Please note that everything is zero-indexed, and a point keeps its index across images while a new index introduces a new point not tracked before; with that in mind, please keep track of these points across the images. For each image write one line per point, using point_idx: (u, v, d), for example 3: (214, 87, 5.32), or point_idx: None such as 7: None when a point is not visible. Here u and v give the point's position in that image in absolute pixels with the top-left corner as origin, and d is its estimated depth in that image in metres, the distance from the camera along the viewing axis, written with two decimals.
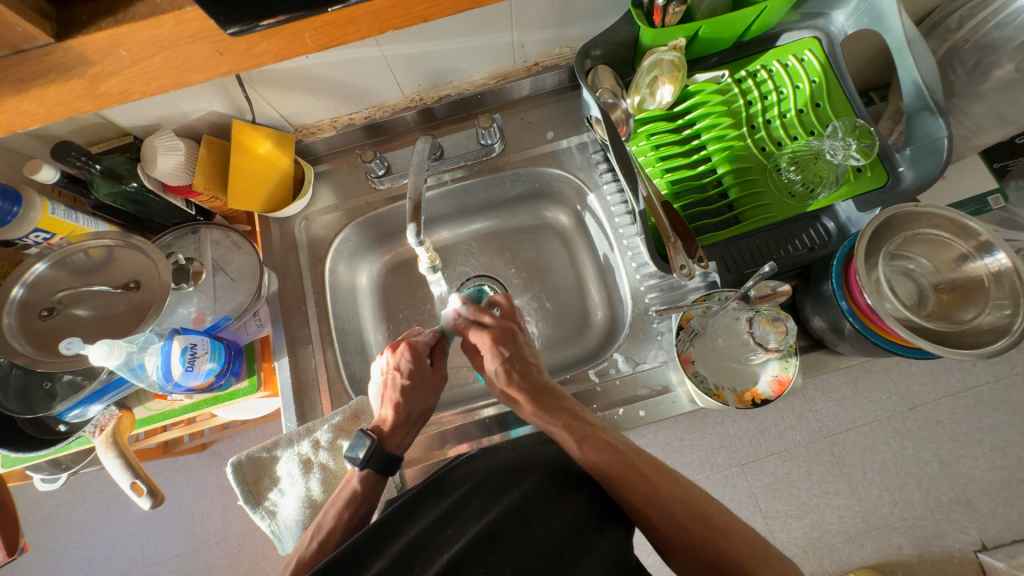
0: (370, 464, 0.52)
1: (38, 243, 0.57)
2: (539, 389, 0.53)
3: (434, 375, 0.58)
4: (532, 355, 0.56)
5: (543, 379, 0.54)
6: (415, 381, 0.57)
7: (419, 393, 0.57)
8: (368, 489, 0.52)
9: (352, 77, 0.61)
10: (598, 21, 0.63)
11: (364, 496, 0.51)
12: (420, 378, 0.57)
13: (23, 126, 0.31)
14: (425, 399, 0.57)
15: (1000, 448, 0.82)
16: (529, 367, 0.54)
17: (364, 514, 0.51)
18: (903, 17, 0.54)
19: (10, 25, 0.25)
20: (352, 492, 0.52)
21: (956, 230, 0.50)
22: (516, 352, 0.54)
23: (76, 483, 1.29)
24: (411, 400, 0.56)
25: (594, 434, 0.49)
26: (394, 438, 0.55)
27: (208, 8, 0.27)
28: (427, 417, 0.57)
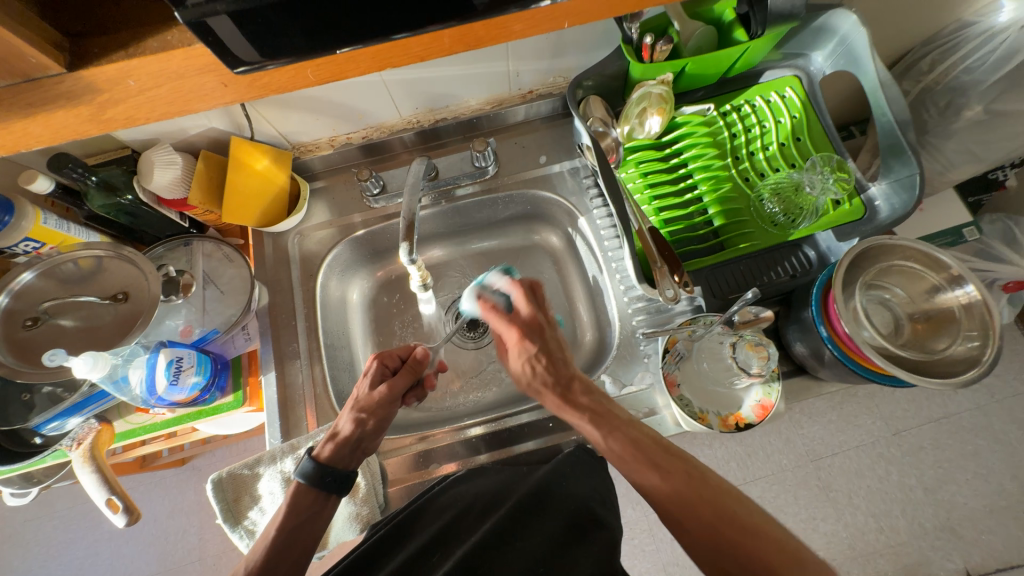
0: (308, 479, 0.51)
1: (27, 252, 0.57)
2: (564, 380, 0.54)
3: (388, 390, 0.55)
4: (559, 347, 0.57)
5: (569, 372, 0.55)
6: (369, 409, 0.54)
7: (371, 413, 0.54)
8: (307, 500, 0.51)
9: (352, 99, 0.63)
10: (590, 54, 0.66)
11: (305, 507, 0.50)
12: (373, 403, 0.54)
13: (28, 146, 0.29)
14: (374, 417, 0.54)
15: (982, 475, 0.84)
16: (560, 360, 0.55)
17: (309, 528, 0.50)
18: (875, 61, 0.57)
19: (24, 55, 0.24)
20: (291, 504, 0.50)
21: (927, 262, 0.52)
22: (543, 346, 0.56)
23: (46, 498, 1.24)
24: (359, 421, 0.53)
25: (622, 425, 0.50)
26: (327, 454, 0.52)
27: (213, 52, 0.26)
28: (381, 430, 0.54)
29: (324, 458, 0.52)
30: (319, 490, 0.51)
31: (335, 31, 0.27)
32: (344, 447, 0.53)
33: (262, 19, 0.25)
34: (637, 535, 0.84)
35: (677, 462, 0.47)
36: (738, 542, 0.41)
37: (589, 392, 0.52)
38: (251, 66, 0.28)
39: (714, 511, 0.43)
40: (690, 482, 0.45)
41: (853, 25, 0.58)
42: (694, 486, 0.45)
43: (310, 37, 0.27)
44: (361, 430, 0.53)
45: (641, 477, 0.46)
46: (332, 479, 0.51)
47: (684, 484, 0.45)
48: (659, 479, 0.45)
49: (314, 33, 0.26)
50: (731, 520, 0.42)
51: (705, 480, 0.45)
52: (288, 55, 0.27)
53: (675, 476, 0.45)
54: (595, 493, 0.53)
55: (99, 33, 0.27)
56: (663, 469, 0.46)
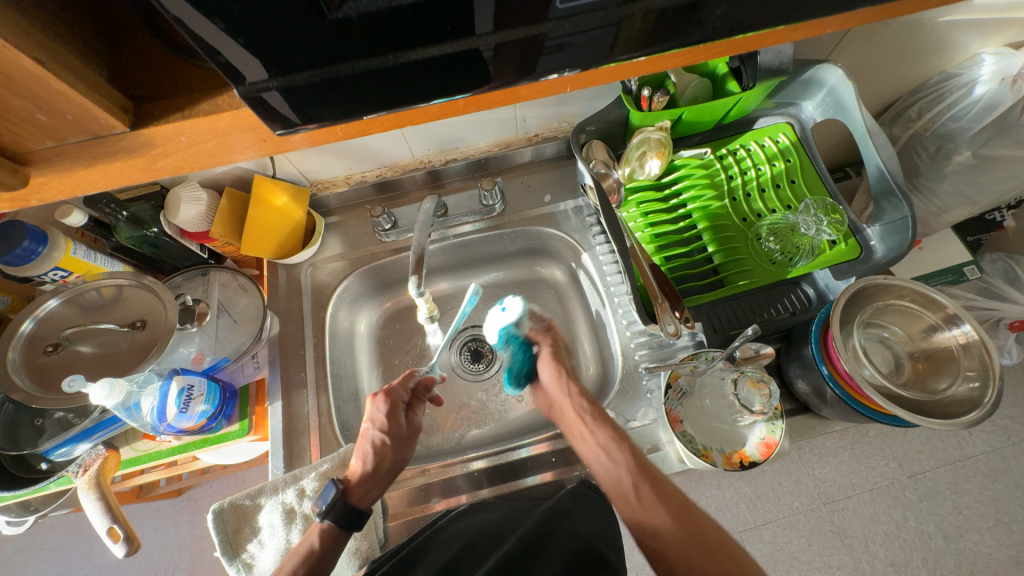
0: (332, 514, 0.50)
1: (54, 280, 0.60)
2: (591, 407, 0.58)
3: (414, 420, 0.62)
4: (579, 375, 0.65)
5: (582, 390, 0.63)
6: (393, 441, 0.58)
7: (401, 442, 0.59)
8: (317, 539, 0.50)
9: (370, 142, 0.67)
10: (593, 102, 0.70)
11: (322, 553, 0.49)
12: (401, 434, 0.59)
13: (85, 192, 0.32)
14: (403, 447, 0.59)
15: (1004, 523, 0.82)
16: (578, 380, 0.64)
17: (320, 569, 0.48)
18: (863, 112, 0.60)
19: (95, 117, 0.28)
20: (306, 542, 0.50)
21: (923, 302, 0.53)
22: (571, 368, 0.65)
23: (38, 528, 1.22)
24: (393, 452, 0.58)
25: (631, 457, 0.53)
26: (359, 491, 0.53)
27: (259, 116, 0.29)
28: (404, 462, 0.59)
29: (356, 496, 0.53)
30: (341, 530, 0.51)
31: (364, 99, 0.30)
32: (375, 481, 0.55)
33: (308, 93, 0.28)
34: None
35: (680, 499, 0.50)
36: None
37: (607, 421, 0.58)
38: (287, 129, 0.31)
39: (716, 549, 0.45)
40: (688, 521, 0.47)
41: (839, 79, 0.62)
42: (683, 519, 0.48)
43: (344, 104, 0.30)
44: (392, 461, 0.57)
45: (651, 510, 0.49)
46: (360, 515, 0.52)
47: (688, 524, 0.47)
48: (666, 515, 0.48)
49: (351, 103, 0.30)
50: (733, 558, 0.44)
51: (692, 514, 0.48)
52: (324, 120, 0.31)
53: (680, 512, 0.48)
54: (601, 532, 0.52)
55: (158, 97, 0.30)
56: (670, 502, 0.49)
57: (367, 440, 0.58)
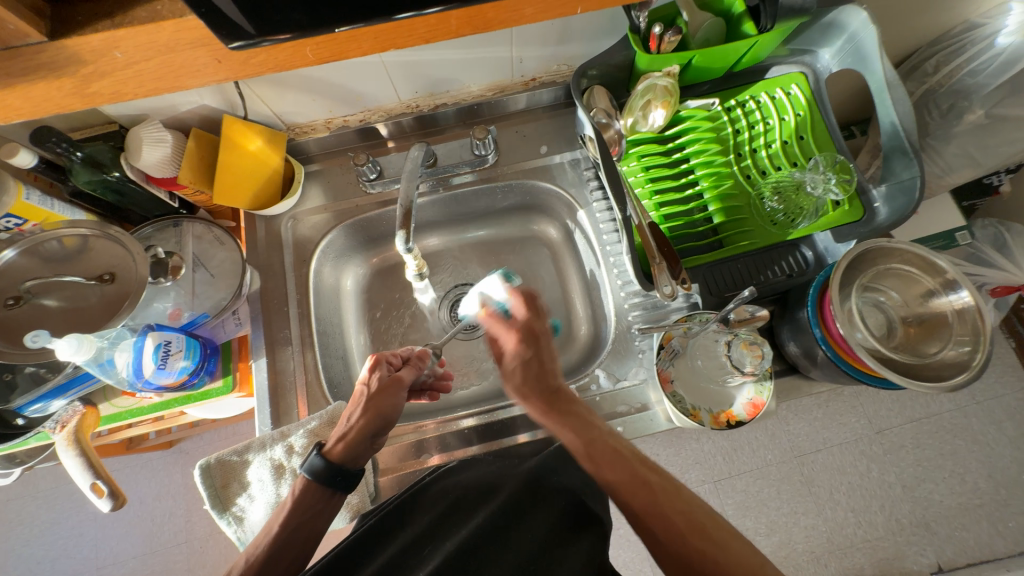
0: (313, 475, 0.49)
1: (6, 229, 0.54)
2: (552, 391, 0.54)
3: (394, 378, 0.55)
4: (551, 360, 0.57)
5: (557, 384, 0.55)
6: (372, 400, 0.53)
7: (382, 401, 0.53)
8: (310, 497, 0.49)
9: (350, 81, 0.61)
10: (596, 42, 0.64)
11: (311, 508, 0.49)
12: (377, 393, 0.53)
13: (7, 119, 0.28)
14: (379, 408, 0.52)
15: (959, 475, 0.87)
16: (547, 370, 0.55)
17: (314, 527, 0.49)
18: (883, 60, 0.56)
19: (2, 21, 0.23)
20: (295, 500, 0.49)
21: (924, 266, 0.52)
22: (537, 355, 0.56)
23: (29, 478, 1.23)
24: (367, 412, 0.52)
25: (599, 439, 0.49)
26: (338, 451, 0.51)
27: (207, 24, 0.25)
28: (390, 419, 0.53)
29: (335, 456, 0.50)
30: (324, 488, 0.50)
31: (336, 8, 0.26)
32: (356, 442, 0.51)
33: None
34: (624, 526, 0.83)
35: (650, 473, 0.47)
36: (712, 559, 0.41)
37: (572, 402, 0.53)
38: (247, 42, 0.27)
39: (688, 524, 0.43)
40: (664, 497, 0.45)
41: (862, 23, 0.57)
42: (669, 498, 0.45)
43: (309, 13, 0.26)
44: (368, 423, 0.52)
45: (621, 491, 0.46)
46: (342, 477, 0.50)
47: (653, 498, 0.45)
48: (638, 493, 0.45)
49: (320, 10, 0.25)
50: (715, 522, 0.43)
51: (679, 493, 0.45)
52: (288, 32, 0.27)
53: (651, 489, 0.45)
54: (586, 487, 0.53)
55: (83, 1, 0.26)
56: (635, 480, 0.46)
57: (355, 400, 0.54)
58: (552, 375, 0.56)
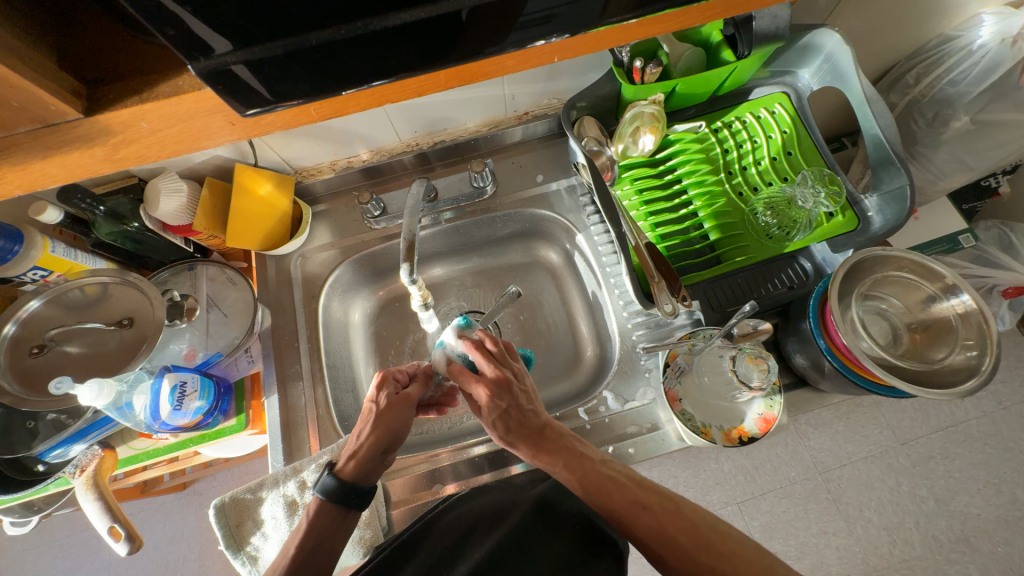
0: (325, 494, 0.50)
1: (34, 280, 0.58)
2: (536, 432, 0.50)
3: (401, 397, 0.54)
4: (529, 400, 0.51)
5: (541, 422, 0.51)
6: (381, 418, 0.52)
7: (391, 419, 0.53)
8: (325, 518, 0.50)
9: (353, 126, 0.65)
10: (583, 76, 0.68)
11: (325, 527, 0.50)
12: (385, 411, 0.53)
13: (43, 186, 0.31)
14: (388, 426, 0.52)
15: (994, 485, 0.84)
16: (527, 411, 0.50)
17: (328, 548, 0.49)
18: (860, 78, 0.58)
19: (44, 103, 0.26)
20: (312, 520, 0.50)
21: (922, 273, 0.52)
22: (512, 401, 0.50)
23: (46, 527, 1.23)
24: (376, 430, 0.52)
25: (593, 471, 0.47)
26: (349, 471, 0.51)
27: (224, 96, 0.28)
28: (399, 439, 0.53)
29: (347, 475, 0.51)
30: (337, 506, 0.51)
31: (339, 73, 0.28)
32: (366, 461, 0.51)
33: (270, 66, 0.26)
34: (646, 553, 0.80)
35: (637, 481, 0.47)
36: (715, 554, 0.42)
37: (562, 438, 0.50)
38: (263, 108, 0.29)
39: (683, 528, 0.43)
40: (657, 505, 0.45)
41: (836, 44, 0.60)
42: (671, 517, 0.44)
43: (314, 80, 0.28)
44: (377, 442, 0.52)
45: (613, 507, 0.46)
46: (355, 496, 0.51)
47: (647, 506, 0.45)
48: (630, 504, 0.45)
49: (324, 76, 0.28)
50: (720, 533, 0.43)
51: (681, 510, 0.45)
52: (296, 98, 0.29)
53: (642, 499, 0.46)
54: (600, 511, 0.53)
55: (115, 79, 0.29)
56: (625, 492, 0.46)
57: (365, 417, 0.54)
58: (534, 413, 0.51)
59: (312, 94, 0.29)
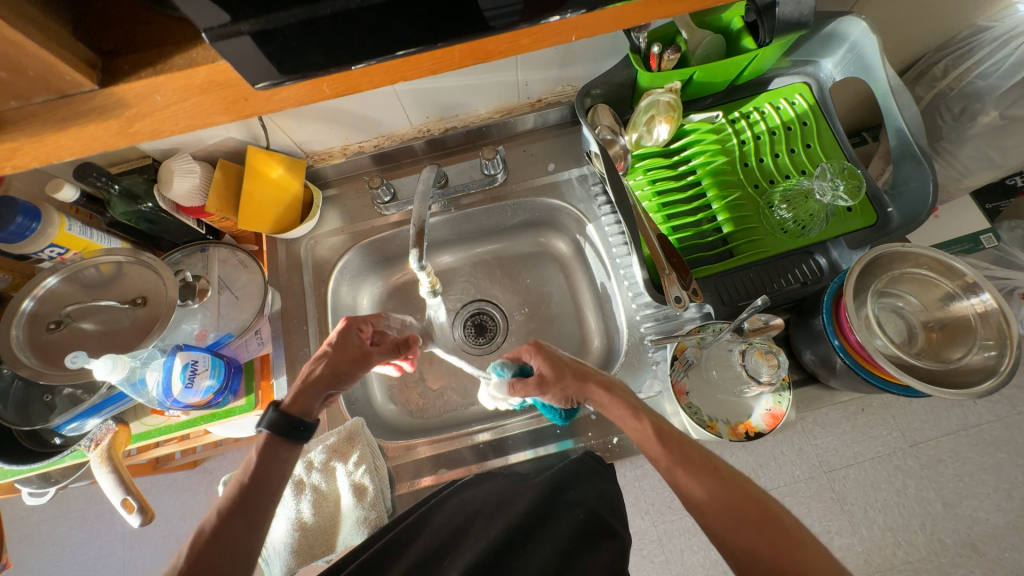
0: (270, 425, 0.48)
1: (51, 258, 0.59)
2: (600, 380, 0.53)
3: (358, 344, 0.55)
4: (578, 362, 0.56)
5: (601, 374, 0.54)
6: (336, 355, 0.53)
7: (337, 356, 0.53)
8: (271, 451, 0.48)
9: (365, 109, 0.64)
10: (598, 63, 0.67)
11: (268, 463, 0.47)
12: (337, 348, 0.54)
13: (59, 159, 0.31)
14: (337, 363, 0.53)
15: (1004, 490, 0.82)
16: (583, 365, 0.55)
17: (272, 483, 0.47)
18: (886, 68, 0.56)
19: (60, 73, 0.26)
20: (260, 453, 0.48)
21: (941, 270, 0.51)
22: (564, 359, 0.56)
23: (62, 499, 1.27)
24: (327, 366, 0.53)
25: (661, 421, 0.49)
26: (298, 404, 0.50)
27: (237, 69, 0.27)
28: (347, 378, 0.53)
29: (292, 406, 0.50)
30: (283, 439, 0.48)
31: (351, 49, 0.28)
32: (313, 394, 0.51)
33: (283, 39, 0.26)
34: (646, 546, 0.80)
35: (710, 458, 0.45)
36: (788, 552, 0.39)
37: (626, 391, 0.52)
38: (272, 82, 0.29)
39: (761, 514, 0.41)
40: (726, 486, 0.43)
41: (862, 32, 0.58)
42: (740, 487, 0.43)
43: (327, 52, 0.28)
44: (328, 372, 0.53)
45: (684, 481, 0.44)
46: (301, 427, 0.49)
47: (718, 484, 0.43)
48: (704, 478, 0.44)
49: (336, 49, 0.28)
50: (789, 524, 0.41)
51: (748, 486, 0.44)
52: (307, 72, 0.29)
53: (718, 476, 0.44)
54: (603, 500, 0.53)
55: (129, 52, 0.29)
56: (691, 464, 0.45)
57: (316, 357, 0.54)
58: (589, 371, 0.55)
59: (324, 70, 0.29)
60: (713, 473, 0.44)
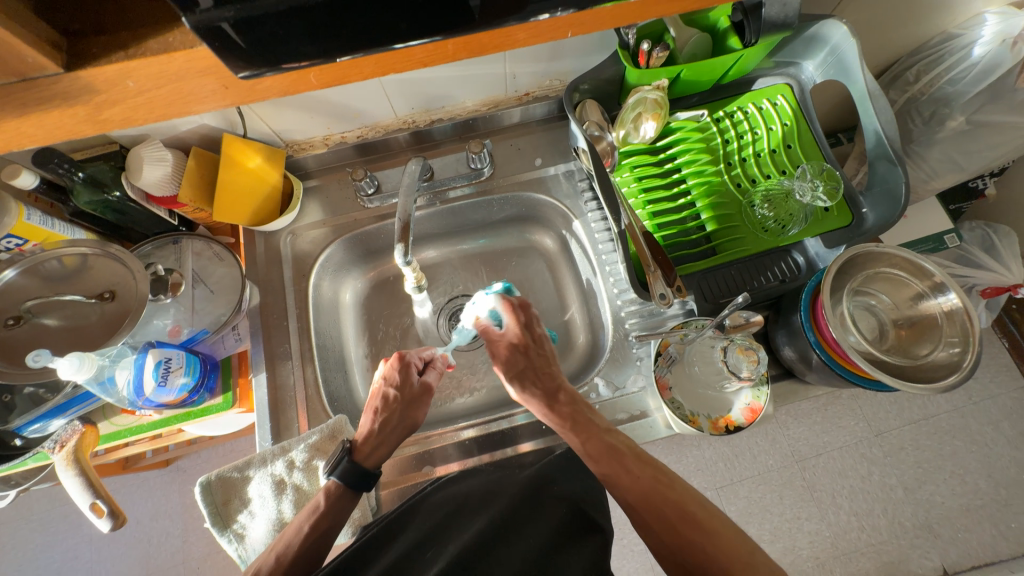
0: (339, 474, 0.52)
1: (9, 249, 0.55)
2: (553, 390, 0.57)
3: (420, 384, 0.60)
4: (546, 363, 0.60)
5: (556, 384, 0.58)
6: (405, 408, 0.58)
7: (409, 408, 0.58)
8: (339, 503, 0.51)
9: (349, 99, 0.63)
10: (587, 58, 0.66)
11: (331, 510, 0.51)
12: (407, 399, 0.58)
13: (20, 146, 0.29)
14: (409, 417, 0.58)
15: (959, 476, 0.87)
16: (543, 369, 0.59)
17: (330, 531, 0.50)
18: (864, 71, 0.58)
19: (22, 56, 0.24)
20: (324, 503, 0.51)
21: (912, 270, 0.53)
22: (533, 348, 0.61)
23: (24, 501, 1.21)
24: (400, 419, 0.58)
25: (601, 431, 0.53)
26: (370, 456, 0.55)
27: (220, 56, 0.26)
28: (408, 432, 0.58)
29: (365, 459, 0.54)
30: (349, 490, 0.52)
31: (341, 38, 0.27)
32: (387, 447, 0.56)
33: (270, 27, 0.25)
34: (627, 535, 0.82)
35: (640, 462, 0.50)
36: (693, 544, 0.44)
37: (573, 402, 0.56)
38: (253, 72, 0.28)
39: (679, 513, 0.46)
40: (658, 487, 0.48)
41: (843, 36, 0.59)
42: (660, 488, 0.48)
43: (317, 42, 0.27)
44: (397, 430, 0.57)
45: (618, 486, 0.49)
46: (367, 479, 0.53)
47: (644, 487, 0.48)
48: (631, 483, 0.49)
49: (326, 39, 0.26)
50: (700, 520, 0.45)
51: (670, 484, 0.48)
52: (297, 61, 0.27)
53: (640, 477, 0.49)
54: (588, 495, 0.54)
55: (97, 33, 0.27)
56: (624, 470, 0.49)
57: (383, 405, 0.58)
58: (551, 376, 0.59)
59: (313, 60, 0.28)
60: (638, 479, 0.49)
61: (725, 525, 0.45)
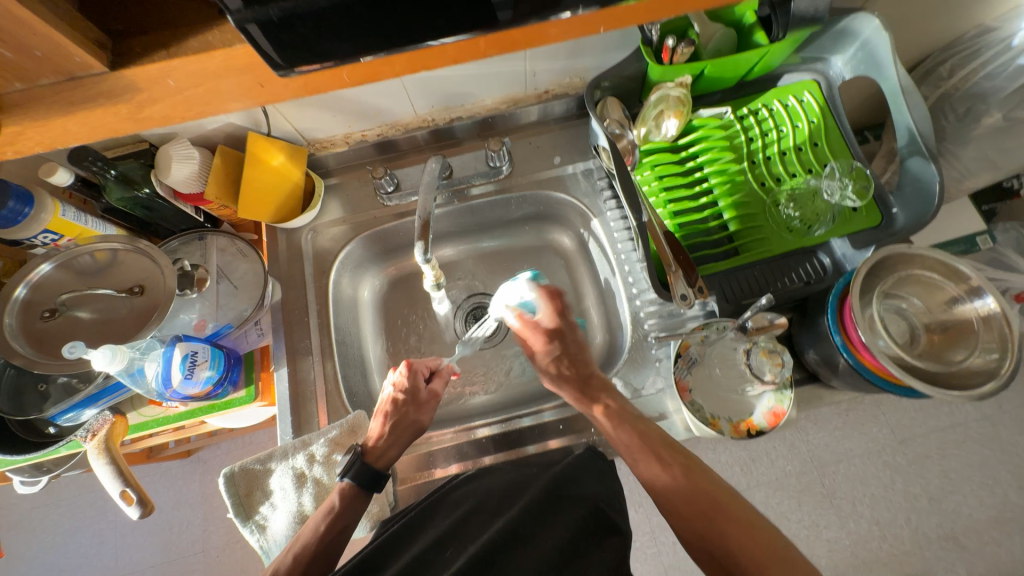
0: (352, 474, 0.53)
1: (45, 244, 0.57)
2: (585, 378, 0.61)
3: (427, 391, 0.61)
4: (581, 350, 0.64)
5: (589, 372, 0.61)
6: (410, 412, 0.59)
7: (411, 412, 0.59)
8: (353, 503, 0.52)
9: (373, 97, 0.63)
10: (608, 55, 0.65)
11: (345, 511, 0.52)
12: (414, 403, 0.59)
13: (63, 143, 0.30)
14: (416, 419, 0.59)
15: (988, 486, 0.84)
16: (577, 358, 0.63)
17: (344, 530, 0.51)
18: (897, 66, 0.56)
19: (70, 55, 0.25)
20: (337, 503, 0.52)
21: (947, 273, 0.51)
22: (564, 340, 0.64)
23: (54, 487, 1.26)
24: (405, 420, 0.58)
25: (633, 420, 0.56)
26: (381, 456, 0.56)
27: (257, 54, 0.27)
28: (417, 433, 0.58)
29: (375, 458, 0.55)
30: (361, 490, 0.53)
31: (374, 35, 0.27)
32: (396, 449, 0.57)
33: (307, 24, 0.25)
34: (641, 537, 0.81)
35: (673, 453, 0.54)
36: (727, 532, 0.47)
37: (606, 389, 0.59)
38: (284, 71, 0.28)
39: (710, 503, 0.50)
40: (689, 477, 0.52)
41: (875, 30, 0.57)
42: (694, 480, 0.51)
43: (352, 39, 0.27)
44: (404, 432, 0.58)
45: (646, 471, 0.53)
46: (376, 479, 0.54)
47: (680, 479, 0.52)
48: (662, 472, 0.52)
49: (361, 36, 0.27)
50: (731, 510, 0.49)
51: (699, 475, 0.52)
52: (332, 58, 0.28)
53: (674, 469, 0.52)
54: (607, 496, 0.53)
55: (139, 32, 0.28)
56: (659, 460, 0.53)
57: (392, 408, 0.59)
58: (585, 363, 0.62)
59: (344, 57, 0.28)
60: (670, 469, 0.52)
61: (751, 515, 0.49)
